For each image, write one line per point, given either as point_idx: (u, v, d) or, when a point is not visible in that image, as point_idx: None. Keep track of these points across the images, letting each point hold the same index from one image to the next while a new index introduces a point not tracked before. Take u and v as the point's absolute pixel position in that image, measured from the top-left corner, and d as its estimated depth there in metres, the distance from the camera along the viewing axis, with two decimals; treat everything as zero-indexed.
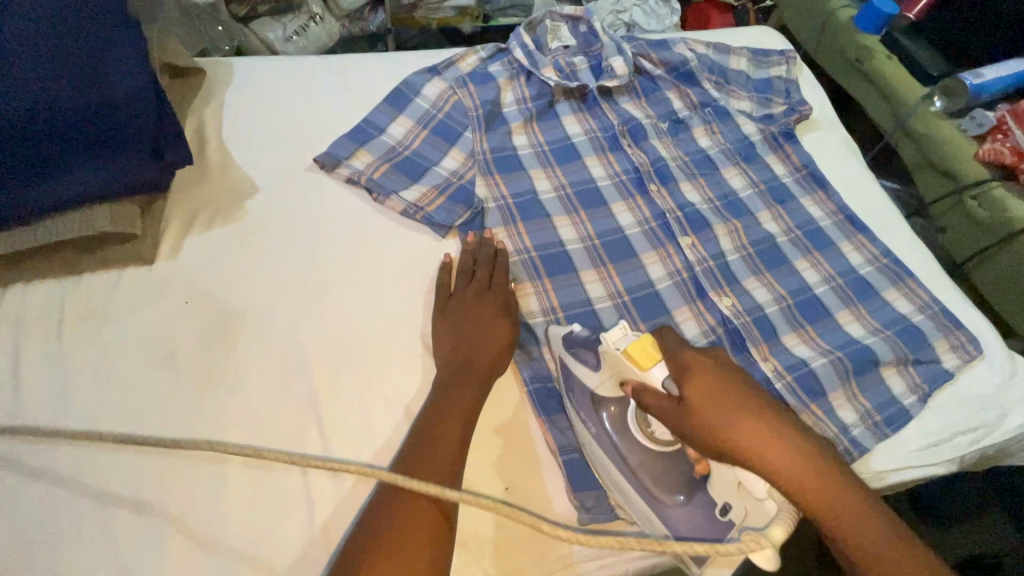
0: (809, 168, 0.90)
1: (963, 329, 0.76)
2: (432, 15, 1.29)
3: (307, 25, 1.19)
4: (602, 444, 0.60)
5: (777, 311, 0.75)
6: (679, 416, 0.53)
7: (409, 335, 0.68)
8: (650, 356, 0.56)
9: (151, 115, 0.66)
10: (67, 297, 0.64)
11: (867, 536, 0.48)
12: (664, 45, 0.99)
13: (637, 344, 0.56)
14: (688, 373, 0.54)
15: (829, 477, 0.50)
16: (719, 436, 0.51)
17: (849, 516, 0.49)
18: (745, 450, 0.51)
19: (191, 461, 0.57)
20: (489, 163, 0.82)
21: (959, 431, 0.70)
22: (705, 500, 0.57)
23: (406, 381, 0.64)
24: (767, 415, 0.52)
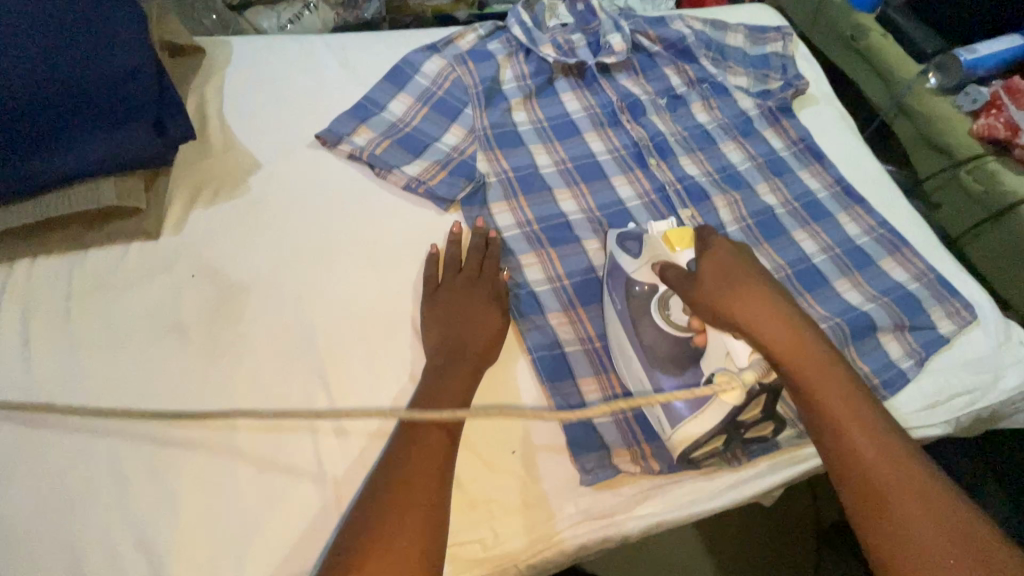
0: (806, 142, 0.91)
1: (958, 296, 0.77)
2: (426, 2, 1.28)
3: (301, 13, 1.20)
4: (624, 322, 0.65)
5: (777, 280, 0.77)
6: (693, 283, 0.60)
7: (411, 308, 0.68)
8: (682, 240, 0.66)
9: (151, 89, 0.66)
10: (74, 270, 0.64)
11: (835, 402, 0.52)
12: (661, 22, 0.99)
13: (677, 229, 0.66)
14: (711, 251, 0.61)
15: (820, 351, 0.54)
16: (723, 300, 0.57)
17: (831, 391, 0.53)
18: (741, 313, 0.56)
19: (202, 428, 0.58)
20: (490, 138, 0.83)
21: (956, 394, 0.71)
22: (695, 372, 0.60)
23: (409, 351, 0.65)
24: (776, 295, 0.58)
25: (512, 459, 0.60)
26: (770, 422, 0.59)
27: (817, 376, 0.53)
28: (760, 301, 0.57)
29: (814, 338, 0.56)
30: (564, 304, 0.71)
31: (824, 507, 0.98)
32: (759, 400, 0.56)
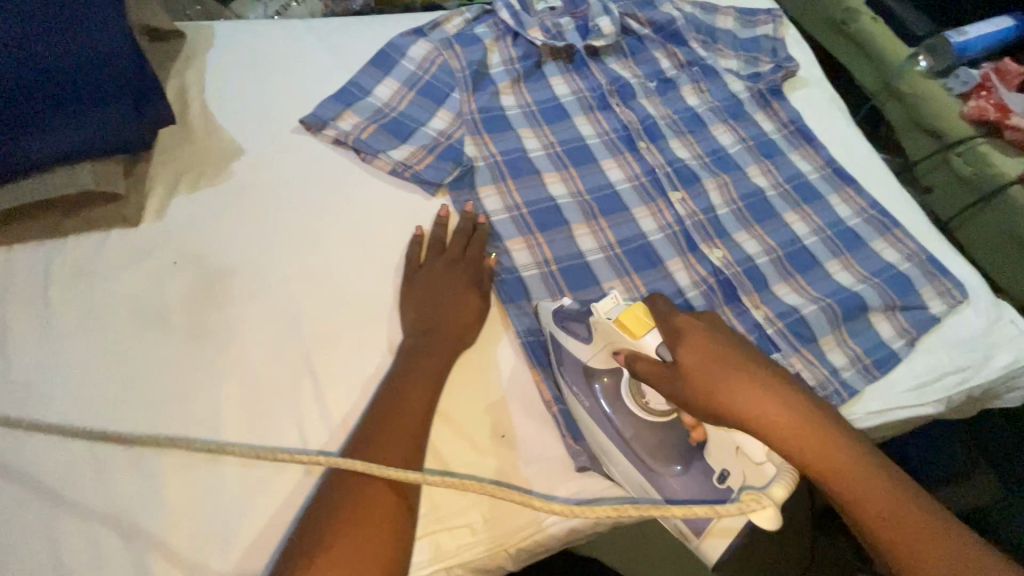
0: (797, 124, 0.91)
1: (949, 276, 0.77)
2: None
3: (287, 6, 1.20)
4: (596, 412, 0.61)
5: (767, 262, 0.76)
6: (675, 381, 0.53)
7: (391, 290, 0.67)
8: (643, 324, 0.56)
9: (128, 72, 0.65)
10: (53, 257, 0.63)
11: (873, 497, 0.47)
12: (650, 5, 0.98)
13: (629, 312, 0.57)
14: (687, 338, 0.54)
15: (836, 437, 0.49)
16: (719, 399, 0.51)
17: (862, 482, 0.48)
18: (747, 414, 0.50)
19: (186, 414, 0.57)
20: (477, 122, 0.82)
21: (948, 373, 0.71)
22: (702, 466, 0.58)
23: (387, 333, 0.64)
24: (772, 380, 0.51)
25: (501, 442, 0.60)
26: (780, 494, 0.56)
27: (848, 471, 0.48)
28: (759, 393, 0.50)
29: (824, 422, 0.50)
30: (554, 287, 0.70)
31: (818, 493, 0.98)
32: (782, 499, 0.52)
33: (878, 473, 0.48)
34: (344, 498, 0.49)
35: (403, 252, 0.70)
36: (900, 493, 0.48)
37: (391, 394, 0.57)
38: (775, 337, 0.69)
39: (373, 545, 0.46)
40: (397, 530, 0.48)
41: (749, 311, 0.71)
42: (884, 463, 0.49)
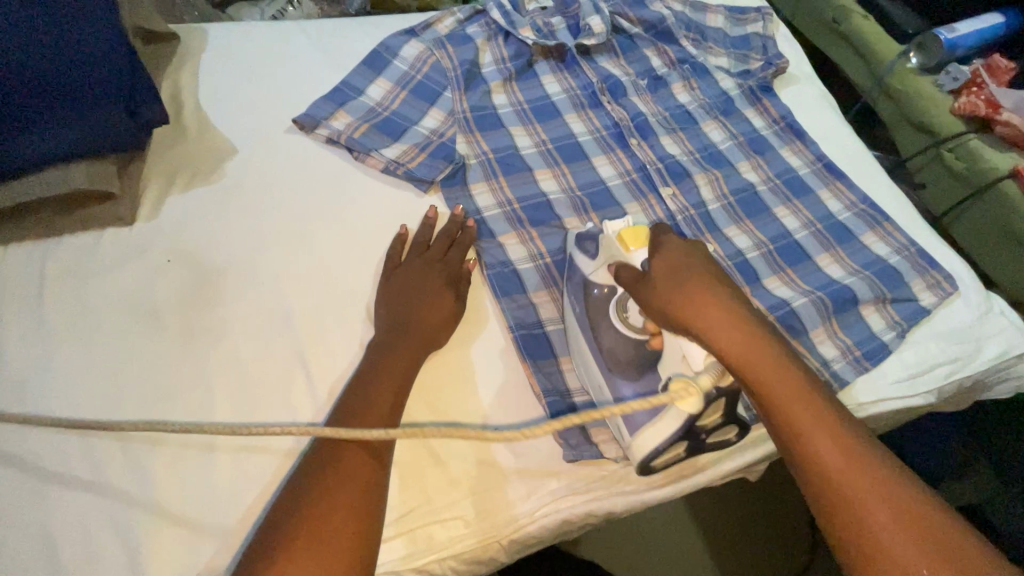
0: (787, 120, 0.91)
1: (938, 268, 0.77)
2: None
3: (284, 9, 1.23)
4: (583, 323, 0.64)
5: (757, 255, 0.77)
6: (647, 288, 0.59)
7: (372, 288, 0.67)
8: (638, 239, 0.62)
9: (122, 74, 0.65)
10: (48, 257, 0.63)
11: (795, 405, 0.51)
12: (641, 3, 0.99)
13: (632, 228, 0.63)
14: (664, 253, 0.60)
15: (773, 349, 0.53)
16: (679, 305, 0.56)
17: (788, 392, 0.51)
18: (700, 322, 0.54)
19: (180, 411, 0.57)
20: (469, 121, 0.82)
21: (938, 364, 0.71)
22: (654, 377, 0.59)
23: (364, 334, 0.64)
24: (727, 295, 0.56)
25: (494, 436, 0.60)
26: (732, 425, 0.56)
27: (779, 387, 0.51)
28: (711, 302, 0.55)
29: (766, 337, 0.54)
30: (546, 282, 0.70)
31: None
32: (718, 405, 0.54)
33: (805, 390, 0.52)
34: (316, 488, 0.49)
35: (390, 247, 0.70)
36: (823, 409, 0.51)
37: (358, 388, 0.57)
38: None
39: (332, 545, 0.46)
40: (373, 518, 0.49)
41: None
42: (813, 381, 0.53)
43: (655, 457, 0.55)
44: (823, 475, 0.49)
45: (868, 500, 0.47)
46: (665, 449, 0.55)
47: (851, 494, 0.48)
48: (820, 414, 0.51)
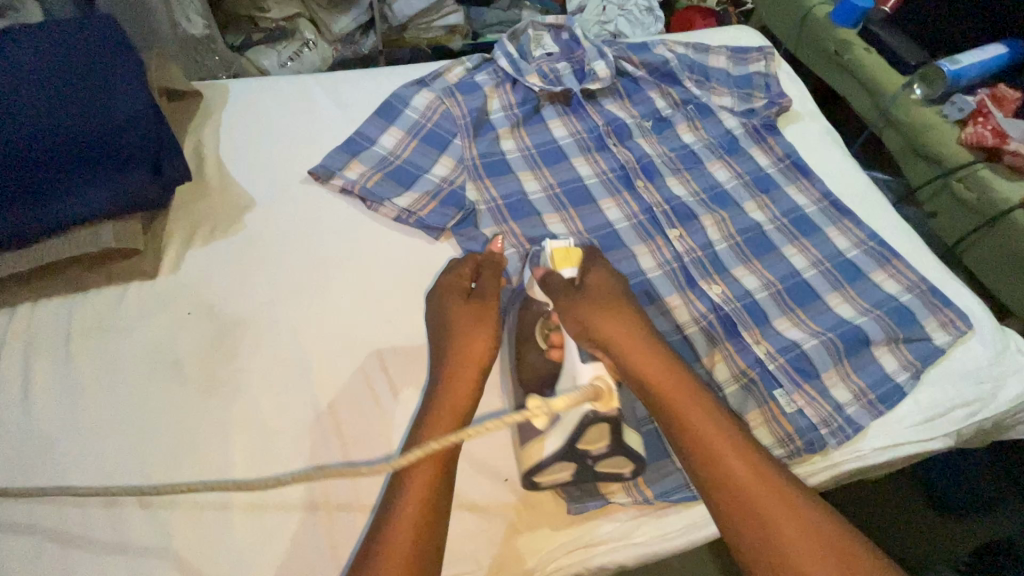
0: (792, 158, 0.92)
1: (951, 307, 0.77)
2: (422, 35, 1.49)
3: (300, 50, 1.38)
4: (511, 340, 0.65)
5: (766, 296, 0.77)
6: (570, 300, 0.61)
7: (389, 338, 0.69)
8: (568, 260, 0.64)
9: (148, 136, 0.68)
10: (73, 313, 0.65)
11: (700, 421, 0.54)
12: (644, 47, 1.02)
13: (563, 250, 0.64)
14: (591, 273, 0.64)
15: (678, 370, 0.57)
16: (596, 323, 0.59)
17: (696, 411, 0.54)
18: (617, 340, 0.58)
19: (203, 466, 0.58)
20: (478, 168, 0.85)
21: (955, 406, 0.70)
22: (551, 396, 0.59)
23: (378, 385, 0.65)
24: (636, 319, 0.61)
25: (503, 488, 0.60)
26: (620, 454, 0.54)
27: (684, 402, 0.55)
28: (625, 324, 0.59)
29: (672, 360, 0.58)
30: None
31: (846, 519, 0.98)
32: (599, 429, 0.52)
33: (711, 411, 0.55)
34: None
35: (413, 299, 0.72)
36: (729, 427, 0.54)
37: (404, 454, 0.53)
38: (778, 372, 0.69)
39: None
40: None
41: (750, 347, 0.71)
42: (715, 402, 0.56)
43: (537, 469, 0.55)
44: (732, 489, 0.50)
45: (775, 514, 0.49)
46: (543, 470, 0.55)
47: (749, 502, 0.50)
48: (723, 428, 0.54)
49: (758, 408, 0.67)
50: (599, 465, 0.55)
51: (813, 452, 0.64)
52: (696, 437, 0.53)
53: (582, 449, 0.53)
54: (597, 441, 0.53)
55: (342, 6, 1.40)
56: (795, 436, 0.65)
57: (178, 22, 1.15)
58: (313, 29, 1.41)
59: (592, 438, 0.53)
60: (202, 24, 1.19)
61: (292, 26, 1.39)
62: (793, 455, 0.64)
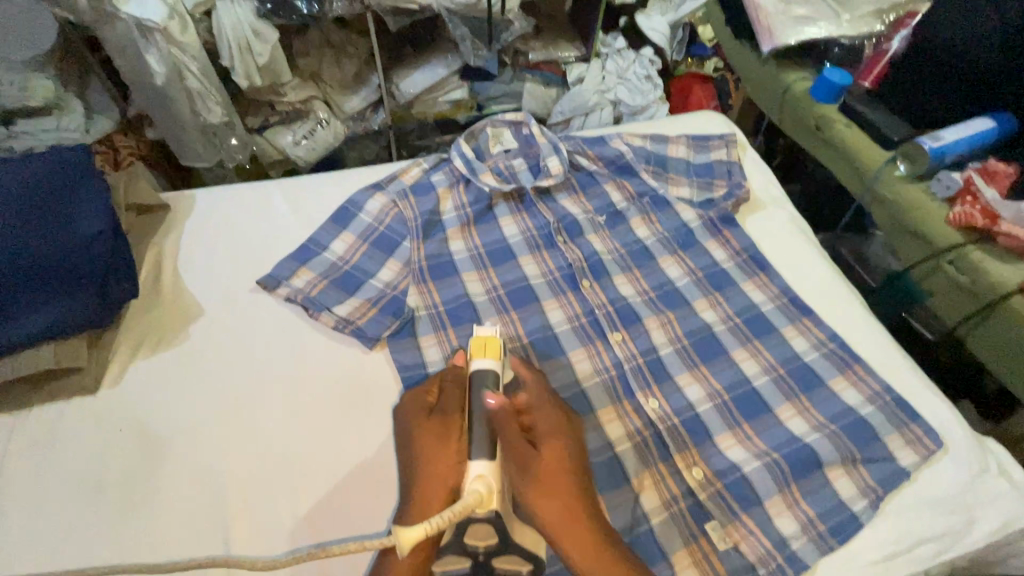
0: (749, 252, 0.90)
1: (919, 421, 0.70)
2: (429, 111, 1.59)
3: (315, 128, 1.50)
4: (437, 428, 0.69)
5: (711, 409, 0.73)
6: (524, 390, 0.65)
7: (311, 453, 0.69)
8: (484, 349, 0.65)
9: (97, 259, 0.73)
10: (13, 429, 0.68)
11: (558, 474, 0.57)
12: (600, 141, 1.03)
13: (480, 339, 0.66)
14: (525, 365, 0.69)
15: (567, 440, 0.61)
16: (533, 501, 0.55)
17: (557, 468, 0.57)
18: (561, 534, 0.54)
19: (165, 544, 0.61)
20: (424, 270, 0.86)
21: (919, 540, 0.63)
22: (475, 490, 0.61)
23: (291, 508, 0.65)
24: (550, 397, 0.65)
25: None
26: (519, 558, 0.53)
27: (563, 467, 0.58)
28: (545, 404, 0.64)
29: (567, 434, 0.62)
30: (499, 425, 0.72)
31: None
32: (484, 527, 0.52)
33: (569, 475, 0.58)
34: None
35: (336, 411, 0.72)
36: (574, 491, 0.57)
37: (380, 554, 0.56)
38: (710, 500, 0.64)
39: None
40: None
41: (682, 471, 0.67)
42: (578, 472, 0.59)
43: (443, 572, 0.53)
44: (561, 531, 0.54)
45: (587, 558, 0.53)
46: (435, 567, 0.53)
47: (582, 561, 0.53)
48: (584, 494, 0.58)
49: (686, 548, 0.61)
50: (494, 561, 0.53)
51: None
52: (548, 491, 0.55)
53: (470, 545, 0.52)
54: (484, 537, 0.52)
55: (354, 87, 1.51)
56: None
57: (199, 111, 1.27)
58: (326, 108, 1.51)
59: (478, 533, 0.52)
60: (221, 113, 1.30)
61: (307, 107, 1.49)
62: None
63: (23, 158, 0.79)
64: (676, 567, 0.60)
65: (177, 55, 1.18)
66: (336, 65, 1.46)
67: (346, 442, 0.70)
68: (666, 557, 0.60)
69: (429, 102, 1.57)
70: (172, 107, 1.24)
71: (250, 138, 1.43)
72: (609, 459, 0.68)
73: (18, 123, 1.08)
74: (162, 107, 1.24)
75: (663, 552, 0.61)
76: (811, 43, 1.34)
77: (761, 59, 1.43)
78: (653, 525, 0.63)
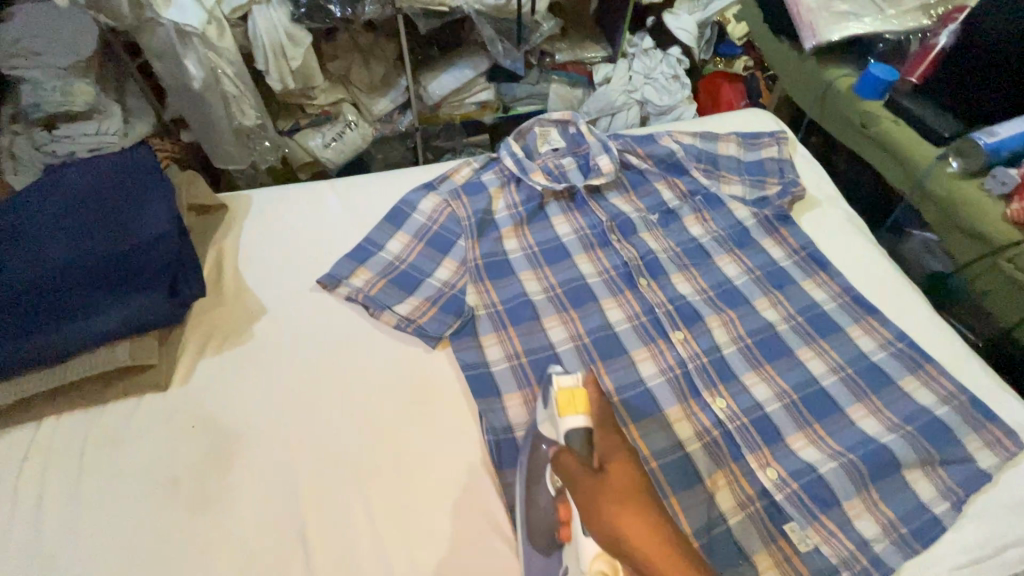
0: (808, 250, 0.88)
1: (997, 422, 0.69)
2: (456, 111, 1.57)
3: (343, 132, 1.49)
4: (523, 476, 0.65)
5: (780, 408, 0.71)
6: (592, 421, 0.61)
7: (380, 452, 0.69)
8: (572, 405, 0.62)
9: (167, 258, 0.75)
10: (90, 425, 0.69)
11: (632, 499, 0.52)
12: (649, 139, 1.02)
13: (567, 393, 0.62)
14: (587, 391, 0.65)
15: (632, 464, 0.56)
16: (613, 514, 0.51)
17: (624, 491, 0.53)
18: (657, 563, 0.48)
19: (244, 539, 0.62)
20: (480, 269, 0.86)
21: (1006, 544, 0.61)
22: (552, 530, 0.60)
23: (363, 504, 0.65)
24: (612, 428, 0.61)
25: None
26: None
27: (630, 486, 0.53)
28: (605, 434, 0.60)
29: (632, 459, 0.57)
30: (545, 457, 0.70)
31: None
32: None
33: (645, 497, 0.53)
34: None
35: (402, 410, 0.72)
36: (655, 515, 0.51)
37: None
38: (787, 501, 0.63)
39: None
40: None
41: (756, 471, 0.66)
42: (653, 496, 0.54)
43: None
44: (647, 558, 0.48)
45: None
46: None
47: None
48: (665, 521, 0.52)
49: (766, 549, 0.61)
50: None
51: None
52: (623, 515, 0.51)
53: None
54: None
55: (381, 90, 1.51)
56: None
57: (233, 116, 1.28)
58: (355, 112, 1.51)
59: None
60: (255, 116, 1.31)
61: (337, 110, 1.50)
62: None
63: (93, 161, 0.81)
64: (757, 567, 0.59)
65: (214, 58, 1.19)
66: (365, 69, 1.46)
67: (414, 440, 0.70)
68: (747, 556, 0.60)
69: (457, 102, 1.55)
70: (206, 109, 1.26)
71: (280, 140, 1.45)
72: (681, 459, 0.67)
73: (60, 127, 1.12)
74: (197, 110, 1.26)
75: (743, 552, 0.60)
76: (855, 40, 1.32)
77: (802, 56, 1.41)
78: (730, 526, 0.62)
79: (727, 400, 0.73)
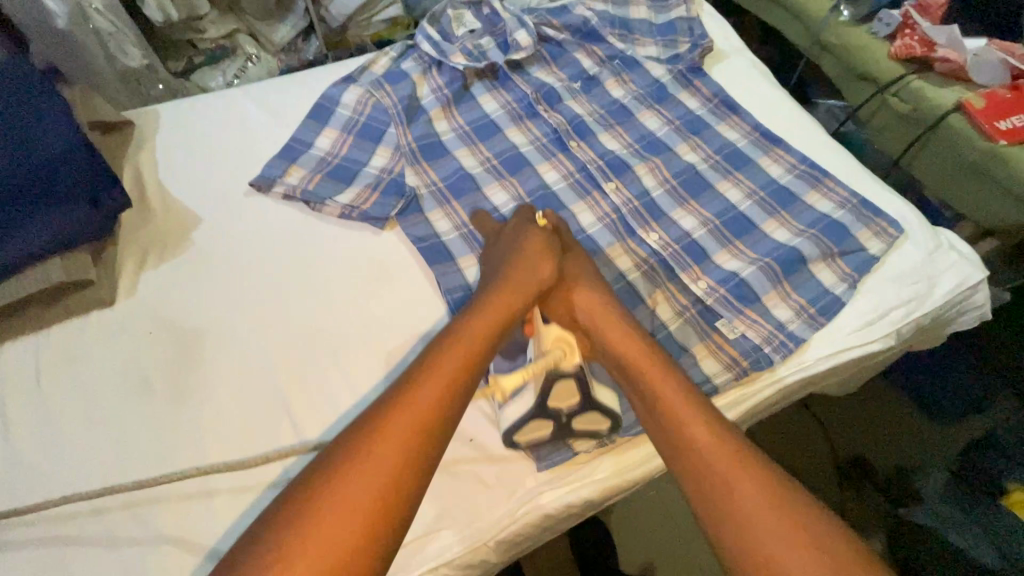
0: (720, 96, 0.94)
1: (883, 215, 0.79)
2: (365, 31, 1.44)
3: (245, 65, 1.36)
4: None
5: (705, 233, 0.79)
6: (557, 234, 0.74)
7: (347, 326, 0.72)
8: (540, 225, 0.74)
9: (80, 171, 0.70)
10: (40, 348, 0.68)
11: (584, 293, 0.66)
12: (563, 10, 1.03)
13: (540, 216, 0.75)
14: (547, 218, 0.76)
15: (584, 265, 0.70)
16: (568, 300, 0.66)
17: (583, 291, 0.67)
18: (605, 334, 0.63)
19: (227, 418, 0.65)
20: (415, 152, 0.86)
21: (891, 307, 0.73)
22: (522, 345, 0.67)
23: (339, 374, 0.68)
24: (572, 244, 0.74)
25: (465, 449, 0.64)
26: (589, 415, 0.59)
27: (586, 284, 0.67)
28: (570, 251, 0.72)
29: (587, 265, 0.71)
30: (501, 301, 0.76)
31: (841, 447, 1.11)
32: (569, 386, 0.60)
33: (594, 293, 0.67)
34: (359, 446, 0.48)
35: (363, 286, 0.75)
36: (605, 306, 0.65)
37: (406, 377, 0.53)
38: (716, 304, 0.72)
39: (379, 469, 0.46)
40: None
41: (689, 285, 0.74)
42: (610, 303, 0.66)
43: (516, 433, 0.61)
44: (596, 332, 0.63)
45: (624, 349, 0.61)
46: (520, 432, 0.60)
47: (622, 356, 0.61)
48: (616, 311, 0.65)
49: (702, 342, 0.70)
50: (575, 421, 0.60)
51: (760, 370, 0.68)
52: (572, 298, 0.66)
53: (553, 406, 0.59)
54: (566, 396, 0.59)
55: (279, 15, 1.38)
56: (741, 358, 0.69)
57: (115, 57, 1.15)
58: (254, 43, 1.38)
59: (561, 392, 0.59)
60: (140, 55, 1.18)
61: (232, 42, 1.36)
62: (742, 376, 0.68)
63: None
64: (696, 356, 0.69)
65: None
66: None
67: (377, 309, 0.73)
68: (687, 350, 0.70)
69: (364, 23, 1.43)
70: (83, 57, 1.12)
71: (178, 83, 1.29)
72: (625, 287, 0.75)
73: None
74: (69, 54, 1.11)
75: (684, 348, 0.70)
76: None
77: None
78: (670, 330, 0.71)
79: (658, 234, 0.80)
